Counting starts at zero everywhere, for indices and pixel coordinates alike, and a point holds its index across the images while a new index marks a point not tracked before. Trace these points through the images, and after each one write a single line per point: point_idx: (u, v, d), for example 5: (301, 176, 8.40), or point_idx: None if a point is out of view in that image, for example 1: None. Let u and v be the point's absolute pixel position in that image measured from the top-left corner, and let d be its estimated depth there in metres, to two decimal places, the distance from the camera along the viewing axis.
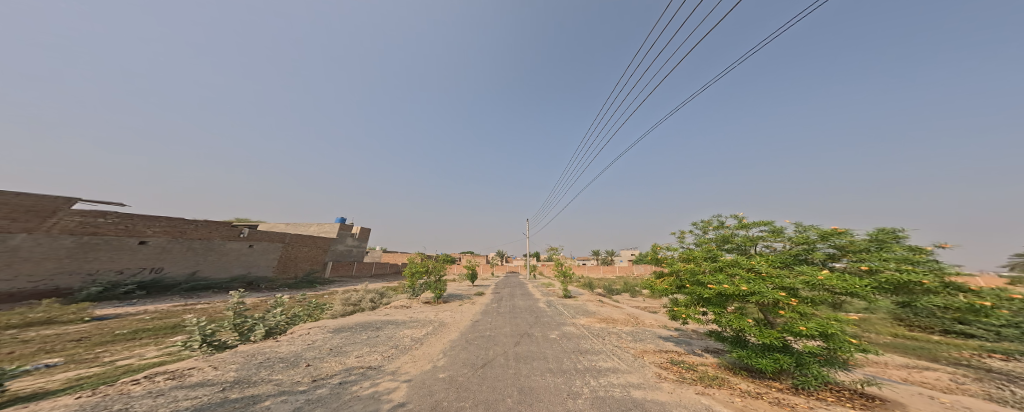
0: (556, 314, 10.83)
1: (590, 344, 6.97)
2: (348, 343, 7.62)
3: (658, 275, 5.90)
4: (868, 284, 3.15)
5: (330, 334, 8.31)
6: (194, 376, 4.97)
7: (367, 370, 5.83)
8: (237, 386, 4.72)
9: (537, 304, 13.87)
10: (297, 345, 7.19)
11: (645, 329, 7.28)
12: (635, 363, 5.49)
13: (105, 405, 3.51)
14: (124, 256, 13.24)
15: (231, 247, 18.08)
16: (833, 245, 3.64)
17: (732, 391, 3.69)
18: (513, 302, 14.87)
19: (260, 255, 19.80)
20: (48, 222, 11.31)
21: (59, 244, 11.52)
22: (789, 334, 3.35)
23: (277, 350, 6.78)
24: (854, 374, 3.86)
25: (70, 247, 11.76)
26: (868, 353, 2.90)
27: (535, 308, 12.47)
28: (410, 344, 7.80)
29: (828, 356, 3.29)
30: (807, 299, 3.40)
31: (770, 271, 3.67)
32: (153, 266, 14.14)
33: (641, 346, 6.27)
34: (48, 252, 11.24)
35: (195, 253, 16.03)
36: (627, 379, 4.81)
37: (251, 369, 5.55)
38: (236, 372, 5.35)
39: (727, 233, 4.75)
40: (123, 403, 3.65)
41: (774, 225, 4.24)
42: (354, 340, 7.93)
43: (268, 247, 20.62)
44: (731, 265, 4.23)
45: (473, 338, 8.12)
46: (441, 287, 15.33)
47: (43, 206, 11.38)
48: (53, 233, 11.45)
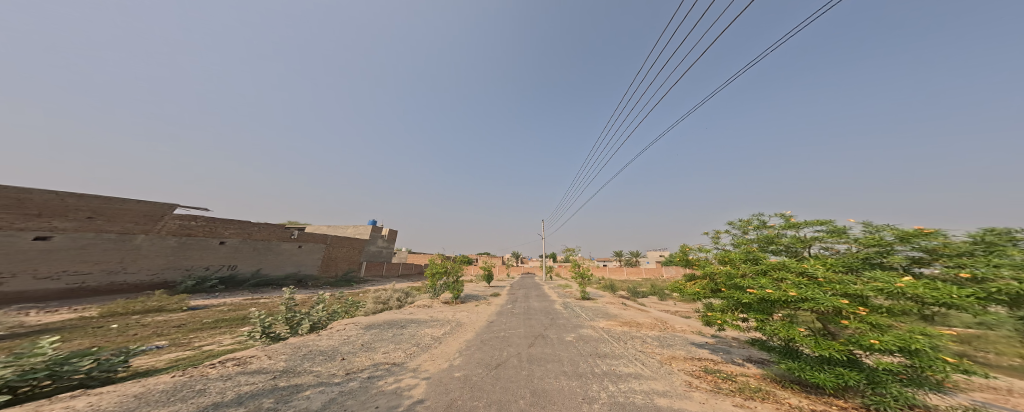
0: (576, 317, 10.43)
1: (609, 347, 6.58)
2: (376, 340, 7.81)
3: (689, 277, 5.38)
4: (971, 294, 2.50)
5: (361, 331, 8.59)
6: (253, 364, 5.34)
7: (392, 366, 5.93)
8: (286, 375, 5.01)
9: (552, 305, 13.49)
10: (334, 340, 7.52)
11: (677, 335, 6.69)
12: (661, 370, 5.03)
13: (192, 384, 3.84)
14: (209, 254, 15.32)
15: (285, 247, 19.61)
16: (918, 248, 2.96)
17: (778, 406, 3.20)
18: (527, 303, 14.58)
19: (307, 255, 21.18)
20: (158, 225, 13.36)
21: (165, 243, 13.63)
22: (856, 347, 2.81)
23: (318, 343, 7.15)
24: (953, 399, 3.19)
25: (173, 247, 13.91)
26: (972, 376, 2.27)
27: (551, 310, 12.09)
28: (428, 342, 7.85)
29: (912, 375, 2.69)
30: (881, 309, 2.82)
31: (830, 277, 3.10)
32: (229, 263, 16.18)
33: (669, 351, 5.78)
34: (159, 250, 13.35)
35: (258, 252, 17.82)
36: (651, 386, 4.41)
37: (297, 360, 5.87)
38: (286, 362, 5.70)
39: (772, 233, 4.16)
40: (203, 383, 3.95)
41: (834, 224, 3.60)
42: (381, 337, 8.12)
43: (316, 249, 22.21)
44: (777, 268, 3.68)
45: (489, 338, 8.00)
46: (459, 287, 15.43)
47: (155, 211, 13.40)
48: (161, 234, 13.58)
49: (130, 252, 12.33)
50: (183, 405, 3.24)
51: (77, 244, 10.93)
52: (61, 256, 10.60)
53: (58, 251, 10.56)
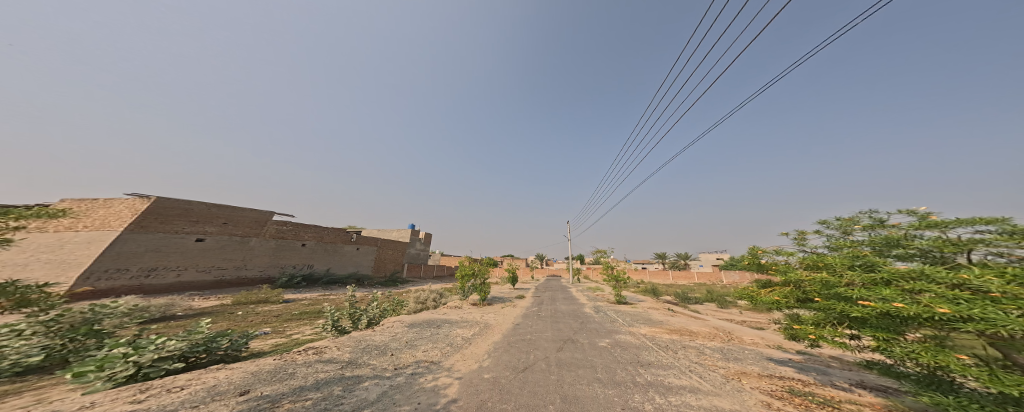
0: (612, 321, 9.79)
1: (654, 356, 5.99)
2: (417, 338, 8.23)
3: (765, 284, 4.66)
4: None
5: (404, 328, 9.17)
6: (327, 353, 6.03)
7: (431, 364, 6.21)
8: (350, 365, 5.54)
9: (582, 308, 12.88)
10: (387, 336, 8.13)
11: (752, 348, 5.83)
12: (726, 386, 4.42)
13: (288, 368, 4.45)
14: (295, 254, 18.10)
15: (347, 249, 22.05)
16: None
17: None
18: (555, 306, 14.17)
19: (363, 256, 23.49)
20: (262, 229, 16.51)
21: (267, 245, 16.64)
22: None
23: (374, 338, 7.80)
24: None
25: (272, 248, 16.89)
26: None
27: (580, 314, 11.51)
28: (462, 343, 8.05)
29: None
30: None
31: (1020, 293, 2.10)
32: (308, 263, 18.87)
33: (736, 366, 5.07)
34: (265, 250, 16.46)
35: (328, 253, 20.45)
36: (713, 403, 3.89)
37: (358, 353, 6.46)
38: (351, 353, 6.32)
39: (897, 234, 3.28)
40: (292, 367, 4.55)
41: (1008, 223, 2.64)
42: (422, 336, 8.54)
43: (370, 251, 24.44)
44: (910, 276, 2.86)
45: (516, 341, 7.92)
46: (485, 290, 15.58)
47: (262, 218, 16.67)
48: (265, 237, 16.69)
49: (247, 251, 15.59)
50: (280, 385, 3.75)
51: (218, 245, 14.44)
52: (211, 254, 14.03)
53: (209, 250, 14.03)
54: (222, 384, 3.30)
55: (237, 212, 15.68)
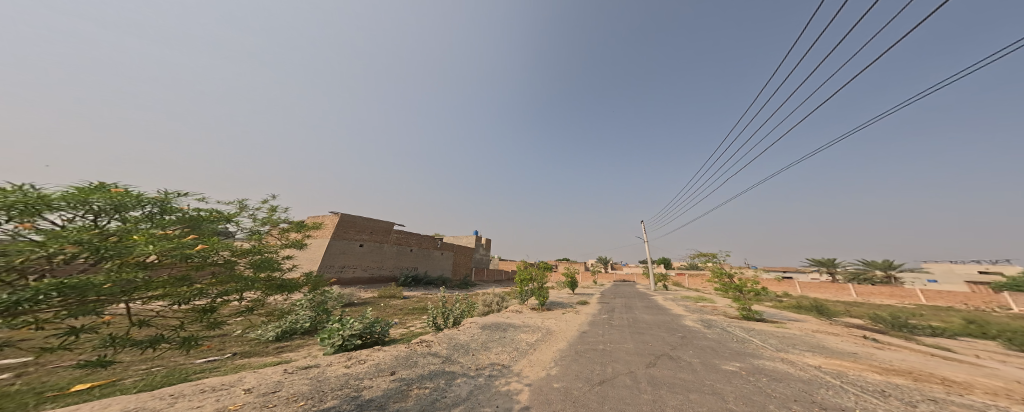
0: (740, 341, 7.85)
1: (837, 396, 4.34)
2: (490, 340, 8.65)
3: None
4: None
5: (479, 329, 9.74)
6: (433, 346, 7.00)
7: (502, 368, 6.28)
8: (449, 361, 6.20)
9: (673, 322, 10.91)
10: (472, 336, 8.77)
11: None
12: None
13: (414, 358, 5.32)
14: (409, 258, 22.17)
15: (436, 254, 25.43)
16: None
17: None
18: (632, 314, 12.64)
19: (445, 260, 26.60)
20: (388, 237, 20.54)
21: (392, 250, 20.78)
22: None
23: (459, 337, 8.54)
24: None
25: (396, 252, 21.06)
26: None
27: (669, 327, 9.80)
28: (531, 347, 7.99)
29: None
30: None
31: None
32: (414, 266, 22.69)
33: None
34: (392, 255, 20.70)
35: (427, 257, 24.16)
36: None
37: (449, 350, 7.14)
38: (446, 350, 7.06)
39: None
40: (417, 358, 5.39)
41: None
42: (495, 338, 8.84)
43: (449, 256, 27.42)
44: None
45: (584, 350, 7.19)
46: (544, 294, 14.79)
47: (387, 227, 20.75)
48: (391, 243, 20.87)
49: (384, 255, 20.02)
50: (414, 371, 4.62)
51: (368, 251, 19.03)
52: (366, 257, 18.73)
53: (364, 254, 18.70)
54: (385, 363, 4.63)
55: (376, 221, 19.91)
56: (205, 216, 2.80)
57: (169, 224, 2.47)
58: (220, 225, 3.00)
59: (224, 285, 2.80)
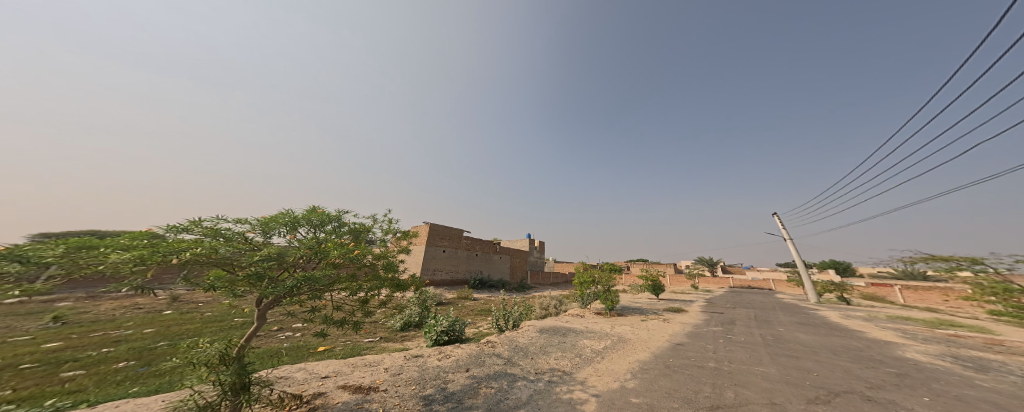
0: None
1: None
2: (550, 344, 8.17)
3: None
4: None
5: (538, 333, 9.27)
6: (496, 348, 6.94)
7: (563, 374, 5.69)
8: (509, 363, 5.94)
9: (799, 338, 8.17)
10: (533, 339, 8.53)
11: None
12: None
13: (482, 357, 5.45)
14: (477, 262, 23.68)
15: (496, 258, 26.35)
16: None
17: None
18: (753, 330, 9.73)
19: (502, 263, 27.27)
20: (459, 242, 22.21)
21: (462, 254, 22.43)
22: None
23: (519, 339, 8.33)
24: None
25: (466, 256, 22.64)
26: None
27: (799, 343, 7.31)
28: (595, 355, 7.12)
29: None
30: None
31: None
32: (480, 269, 24.00)
33: None
34: (463, 258, 22.39)
35: (489, 260, 25.26)
36: None
37: (511, 352, 6.97)
38: (507, 351, 6.88)
39: None
40: (483, 359, 5.39)
41: None
42: (554, 343, 8.30)
43: (507, 260, 28.03)
44: None
45: (677, 366, 5.91)
46: (612, 298, 13.38)
47: (457, 232, 22.42)
48: (462, 247, 22.55)
49: (457, 259, 21.83)
50: (482, 370, 4.80)
51: (445, 255, 20.94)
52: (444, 261, 20.75)
53: (443, 259, 20.71)
54: (463, 358, 5.21)
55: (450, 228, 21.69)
56: (355, 228, 3.71)
57: (339, 235, 3.52)
58: (366, 235, 3.91)
59: (371, 283, 3.66)
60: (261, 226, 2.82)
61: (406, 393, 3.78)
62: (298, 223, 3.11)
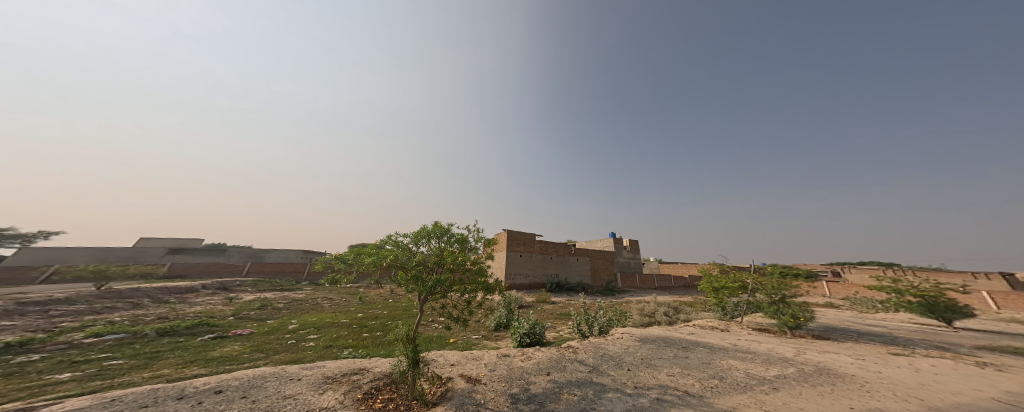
0: None
1: None
2: (664, 363, 6.16)
3: None
4: None
5: (638, 346, 7.50)
6: (582, 355, 6.31)
7: (686, 396, 4.09)
8: (598, 372, 5.22)
9: None
10: (621, 348, 7.22)
11: None
12: None
13: (564, 361, 5.17)
14: (550, 264, 23.31)
15: (572, 260, 25.19)
16: None
17: None
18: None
19: (582, 265, 25.80)
20: (531, 245, 22.44)
21: (535, 256, 22.54)
22: None
23: (608, 348, 7.18)
24: None
25: (538, 259, 22.69)
26: None
27: None
28: (744, 383, 4.67)
29: None
30: None
31: None
32: (556, 272, 23.54)
33: None
34: (536, 261, 22.51)
35: (564, 262, 24.42)
36: None
37: (598, 360, 6.16)
38: (594, 359, 6.12)
39: None
40: (568, 363, 5.09)
41: None
42: (660, 357, 6.66)
43: (586, 261, 26.25)
44: None
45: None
46: (792, 313, 8.34)
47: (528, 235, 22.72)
48: (534, 250, 22.66)
49: (531, 262, 22.16)
50: (565, 374, 4.51)
51: (519, 258, 21.56)
52: (518, 263, 21.40)
53: (517, 262, 21.43)
54: (546, 361, 5.06)
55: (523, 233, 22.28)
56: (460, 238, 3.89)
57: (451, 246, 3.83)
58: (469, 244, 4.06)
59: (474, 288, 3.89)
60: (414, 240, 3.55)
61: (498, 389, 3.50)
62: (428, 236, 3.65)
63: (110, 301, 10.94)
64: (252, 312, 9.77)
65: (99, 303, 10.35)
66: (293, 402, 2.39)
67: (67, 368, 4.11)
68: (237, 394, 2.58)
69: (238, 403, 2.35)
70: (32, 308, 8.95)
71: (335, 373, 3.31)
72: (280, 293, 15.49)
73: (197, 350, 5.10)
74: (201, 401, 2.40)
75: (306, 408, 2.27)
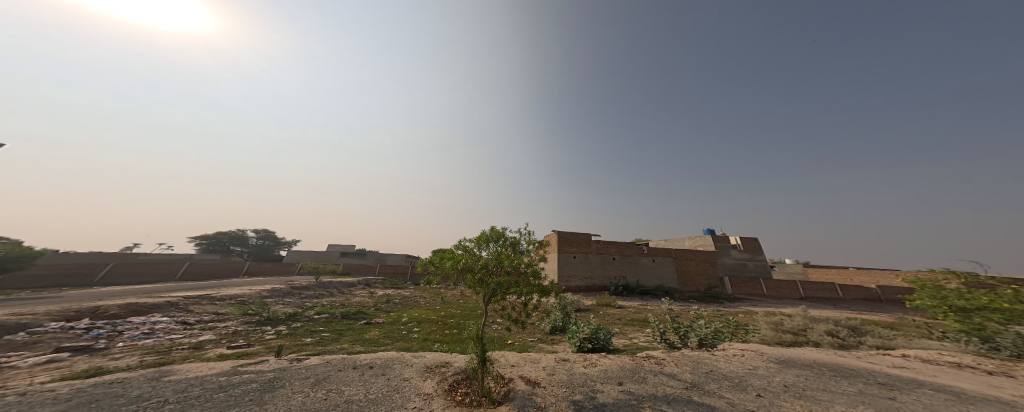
0: None
1: None
2: (836, 398, 3.24)
3: None
4: None
5: (778, 367, 4.59)
6: (670, 367, 4.96)
7: None
8: (699, 391, 3.75)
9: None
10: (738, 367, 4.73)
11: None
12: None
13: (640, 371, 4.79)
14: (616, 266, 21.89)
15: (644, 261, 22.84)
16: None
17: None
18: None
19: (662, 267, 22.95)
20: (589, 246, 21.70)
21: (597, 258, 21.63)
22: None
23: (717, 365, 4.90)
24: None
25: (600, 261, 21.65)
26: None
27: None
28: None
29: None
30: None
31: None
32: (622, 274, 21.88)
33: None
34: (598, 263, 21.56)
35: (634, 265, 22.43)
36: None
37: (698, 376, 4.36)
38: (693, 374, 4.45)
39: None
40: (650, 374, 4.59)
41: None
42: (825, 387, 3.61)
43: (662, 262, 23.26)
44: None
45: None
46: None
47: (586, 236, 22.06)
48: (595, 252, 21.82)
49: (594, 264, 21.38)
50: (644, 386, 4.06)
51: (582, 261, 21.15)
52: (579, 265, 21.02)
53: (580, 264, 21.06)
54: (613, 370, 4.90)
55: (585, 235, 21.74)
56: (513, 242, 4.34)
57: (507, 249, 4.30)
58: (520, 247, 4.48)
59: (529, 289, 4.24)
60: (477, 245, 4.16)
61: (559, 394, 3.65)
62: (487, 241, 4.20)
63: (321, 288, 16.48)
64: (382, 304, 12.75)
65: (313, 289, 15.71)
66: (408, 385, 3.20)
67: (308, 333, 6.41)
68: (381, 370, 3.65)
69: (380, 379, 3.32)
70: (294, 290, 14.52)
71: (433, 363, 4.16)
72: (397, 291, 19.48)
73: (355, 331, 6.98)
74: (363, 372, 3.50)
75: (414, 391, 3.01)
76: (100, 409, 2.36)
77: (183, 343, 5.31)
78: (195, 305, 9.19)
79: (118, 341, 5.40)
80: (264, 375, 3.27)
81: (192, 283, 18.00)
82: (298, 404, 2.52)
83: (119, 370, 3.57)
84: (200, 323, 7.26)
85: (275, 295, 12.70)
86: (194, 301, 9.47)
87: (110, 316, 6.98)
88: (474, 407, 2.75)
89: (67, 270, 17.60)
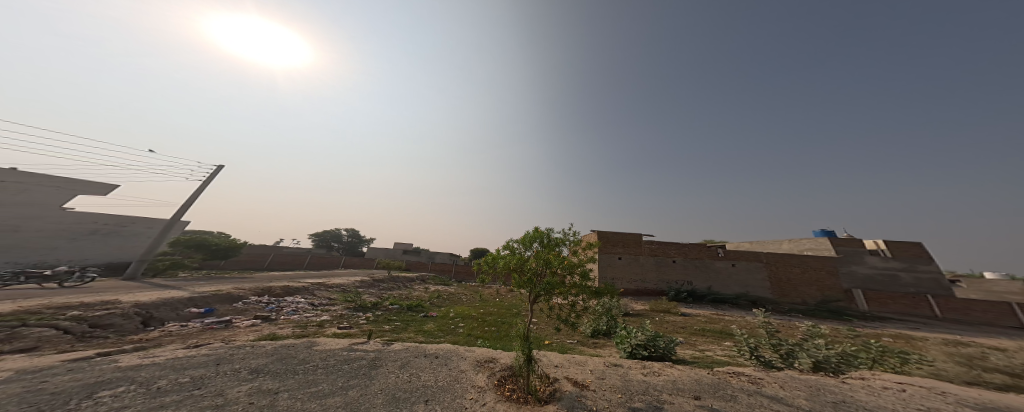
0: None
1: None
2: None
3: None
4: None
5: None
6: (772, 388, 4.21)
7: None
8: None
9: None
10: (894, 403, 3.69)
11: None
12: None
13: (723, 388, 4.24)
14: (682, 270, 19.31)
15: (720, 265, 19.48)
16: None
17: None
18: None
19: (747, 274, 19.16)
20: (644, 247, 19.78)
21: (656, 260, 19.52)
22: None
23: (854, 396, 3.93)
24: None
25: (660, 264, 19.45)
26: None
27: None
28: None
29: None
30: None
31: None
32: (688, 279, 19.18)
33: None
34: (657, 266, 19.42)
35: (704, 269, 19.38)
36: None
37: (819, 405, 3.60)
38: (809, 402, 3.70)
39: None
40: (735, 393, 4.04)
41: None
42: None
43: (746, 268, 19.40)
44: None
45: None
46: None
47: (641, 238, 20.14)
48: (652, 253, 19.74)
49: (653, 267, 19.35)
50: (735, 404, 3.59)
51: (637, 264, 19.42)
52: (635, 266, 19.39)
53: (636, 267, 19.36)
54: (683, 382, 4.48)
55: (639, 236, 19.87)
56: (558, 241, 4.39)
57: (552, 248, 4.35)
58: (565, 247, 4.46)
59: (575, 288, 4.23)
60: (523, 245, 4.34)
61: (613, 399, 3.57)
62: (532, 240, 4.34)
63: (392, 282, 19.44)
64: (436, 300, 14.34)
65: (386, 282, 18.64)
66: (464, 376, 3.67)
67: (387, 322, 7.79)
68: (444, 360, 4.24)
69: (442, 367, 3.93)
70: (375, 282, 17.56)
71: (482, 358, 4.59)
72: (447, 288, 21.50)
73: (415, 322, 8.16)
74: (429, 360, 4.17)
75: (470, 383, 3.42)
76: (288, 365, 3.48)
77: (315, 320, 7.17)
78: (317, 290, 12.06)
79: (280, 315, 7.62)
80: (367, 354, 4.21)
81: (311, 271, 23.58)
82: (392, 382, 3.17)
83: (286, 337, 5.12)
84: (320, 305, 9.58)
85: (364, 286, 15.65)
86: (317, 287, 12.46)
87: (274, 294, 9.88)
88: (522, 404, 2.99)
89: (249, 257, 25.26)
